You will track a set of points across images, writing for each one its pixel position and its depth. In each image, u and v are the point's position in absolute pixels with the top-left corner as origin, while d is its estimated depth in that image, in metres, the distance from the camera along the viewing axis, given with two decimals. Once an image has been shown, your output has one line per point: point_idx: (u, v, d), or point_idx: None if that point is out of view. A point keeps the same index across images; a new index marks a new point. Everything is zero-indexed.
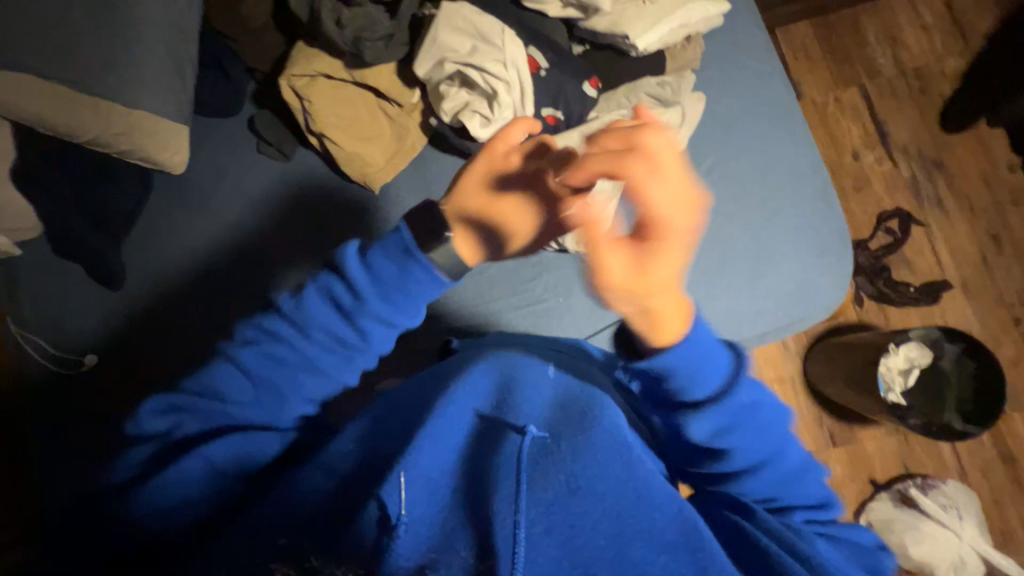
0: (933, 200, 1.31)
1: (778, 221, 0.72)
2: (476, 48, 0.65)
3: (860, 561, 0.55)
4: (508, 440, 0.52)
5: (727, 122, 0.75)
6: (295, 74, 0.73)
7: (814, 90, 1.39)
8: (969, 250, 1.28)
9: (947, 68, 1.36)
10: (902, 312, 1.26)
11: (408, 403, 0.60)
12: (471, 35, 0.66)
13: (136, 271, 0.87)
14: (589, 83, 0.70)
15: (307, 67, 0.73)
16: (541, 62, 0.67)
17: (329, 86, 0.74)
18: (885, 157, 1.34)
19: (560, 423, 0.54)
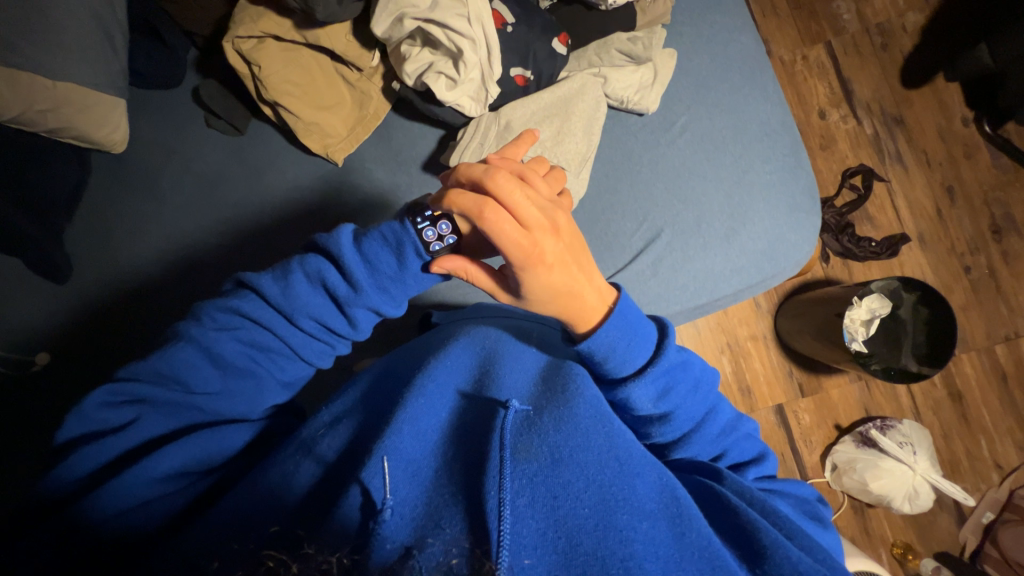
0: (894, 156, 1.35)
1: (750, 178, 0.72)
2: (438, 3, 0.59)
3: (801, 509, 0.61)
4: (492, 417, 0.53)
5: (699, 79, 0.73)
6: (239, 36, 0.66)
7: (782, 48, 1.39)
8: (925, 204, 1.34)
9: (909, 22, 1.36)
10: (863, 267, 1.32)
11: (387, 382, 0.61)
12: None
13: (86, 264, 0.81)
14: (558, 40, 0.66)
15: (253, 28, 0.66)
16: (507, 17, 0.63)
17: (279, 50, 0.68)
18: (850, 114, 1.37)
19: (542, 398, 0.56)
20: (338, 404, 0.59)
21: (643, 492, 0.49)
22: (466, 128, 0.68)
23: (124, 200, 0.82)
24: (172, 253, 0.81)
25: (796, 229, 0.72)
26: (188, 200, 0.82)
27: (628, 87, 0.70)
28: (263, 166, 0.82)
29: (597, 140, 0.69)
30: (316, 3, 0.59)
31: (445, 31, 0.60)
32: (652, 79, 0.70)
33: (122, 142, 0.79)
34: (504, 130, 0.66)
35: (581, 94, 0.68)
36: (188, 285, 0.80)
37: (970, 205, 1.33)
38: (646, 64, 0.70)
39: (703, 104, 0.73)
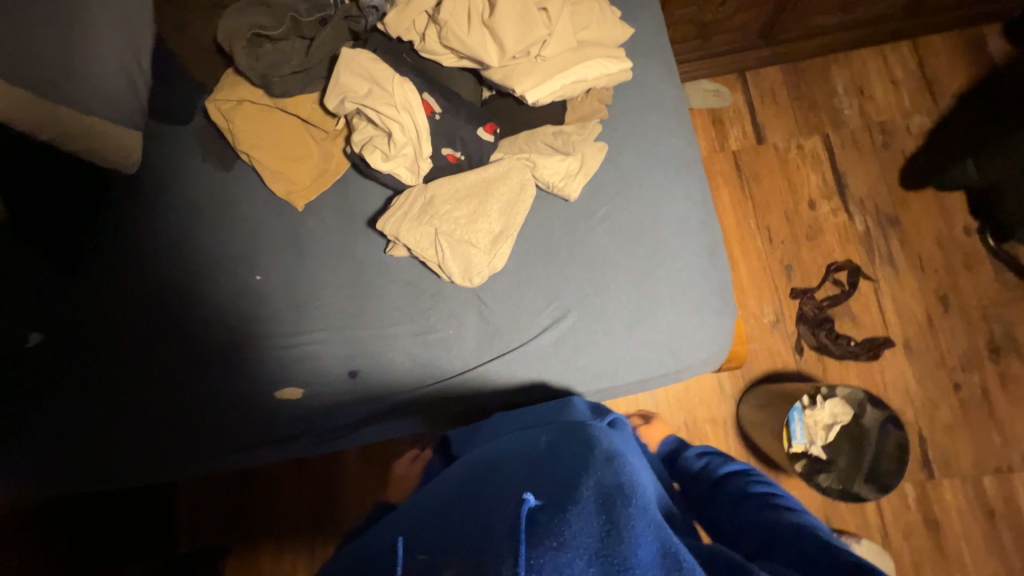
0: (884, 256, 1.31)
1: (659, 271, 0.74)
2: (371, 92, 0.70)
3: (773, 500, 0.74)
4: (504, 507, 0.50)
5: (625, 172, 0.78)
6: (220, 99, 0.81)
7: (778, 135, 1.40)
8: (914, 310, 1.27)
9: (913, 124, 1.34)
10: (839, 365, 1.27)
11: (428, 499, 0.61)
12: (370, 79, 0.71)
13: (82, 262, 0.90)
14: (485, 129, 0.75)
15: (231, 94, 0.80)
16: (436, 107, 0.73)
17: (256, 111, 0.81)
18: (841, 208, 1.34)
19: (549, 488, 0.52)
20: (400, 516, 0.60)
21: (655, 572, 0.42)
22: (399, 197, 0.75)
23: (115, 209, 0.93)
24: (156, 262, 0.89)
25: (702, 327, 0.74)
26: (171, 218, 0.91)
27: (553, 175, 0.75)
28: (239, 198, 0.91)
29: (519, 220, 0.75)
30: (275, 82, 0.78)
31: (378, 113, 0.71)
32: (577, 170, 0.75)
33: (134, 165, 0.92)
34: (427, 204, 0.74)
35: (505, 177, 0.74)
36: (151, 292, 0.88)
37: (966, 318, 1.25)
38: (572, 156, 0.75)
39: (626, 197, 0.77)
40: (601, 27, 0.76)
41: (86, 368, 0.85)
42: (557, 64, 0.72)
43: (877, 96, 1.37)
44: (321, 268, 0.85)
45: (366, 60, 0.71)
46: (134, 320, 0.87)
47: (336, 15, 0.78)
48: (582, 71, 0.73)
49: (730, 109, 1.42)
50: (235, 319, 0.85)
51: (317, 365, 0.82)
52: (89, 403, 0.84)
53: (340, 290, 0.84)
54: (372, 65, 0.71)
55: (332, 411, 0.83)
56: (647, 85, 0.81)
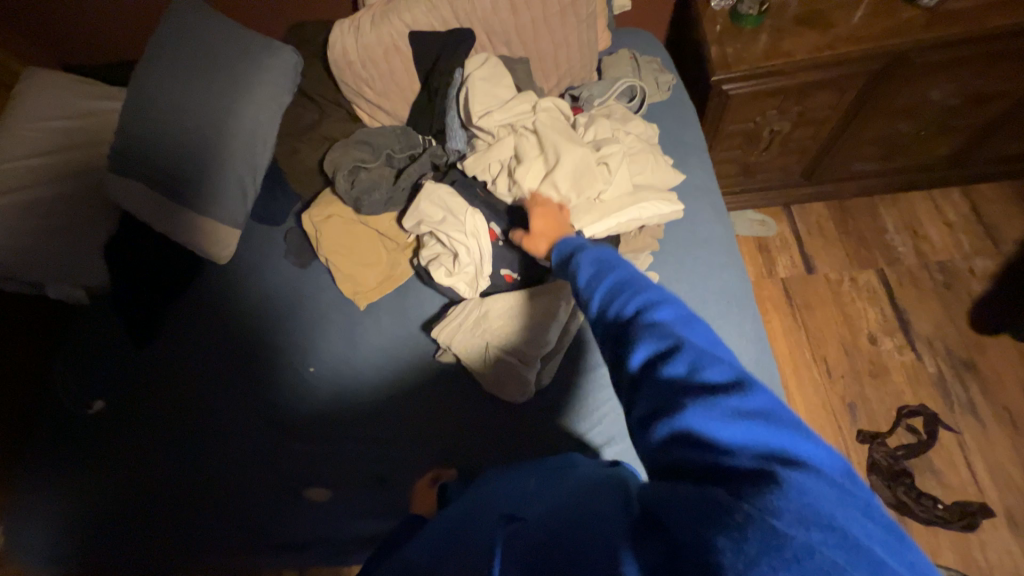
0: (964, 405, 1.18)
1: None
2: (445, 220, 0.79)
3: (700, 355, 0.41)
4: (488, 524, 0.48)
5: None
6: (314, 213, 0.93)
7: (828, 266, 1.40)
8: (1011, 472, 1.11)
9: (975, 267, 1.31)
10: (927, 532, 1.09)
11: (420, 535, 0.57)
12: (445, 208, 0.81)
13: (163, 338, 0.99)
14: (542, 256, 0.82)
15: (325, 209, 0.93)
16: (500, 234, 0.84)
17: (341, 225, 0.92)
18: (906, 346, 1.27)
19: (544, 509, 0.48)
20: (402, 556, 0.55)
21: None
22: (457, 306, 0.82)
23: (201, 292, 1.02)
24: (224, 342, 0.96)
25: None
26: (248, 304, 0.99)
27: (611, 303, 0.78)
28: (309, 291, 0.99)
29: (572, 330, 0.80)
30: (364, 202, 0.90)
31: (449, 238, 0.80)
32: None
33: (225, 257, 1.01)
34: (483, 317, 0.79)
35: (557, 300, 0.78)
36: (215, 370, 0.93)
37: None
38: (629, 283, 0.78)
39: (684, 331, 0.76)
40: (654, 175, 0.85)
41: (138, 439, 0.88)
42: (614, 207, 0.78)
43: (931, 236, 1.37)
44: (373, 367, 0.88)
45: (445, 194, 0.81)
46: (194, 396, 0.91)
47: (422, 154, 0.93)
48: (635, 214, 0.80)
49: (776, 238, 1.46)
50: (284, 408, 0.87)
51: (354, 466, 0.81)
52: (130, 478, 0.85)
53: (388, 390, 0.85)
54: (449, 197, 0.80)
55: (358, 518, 0.79)
56: (700, 224, 0.86)
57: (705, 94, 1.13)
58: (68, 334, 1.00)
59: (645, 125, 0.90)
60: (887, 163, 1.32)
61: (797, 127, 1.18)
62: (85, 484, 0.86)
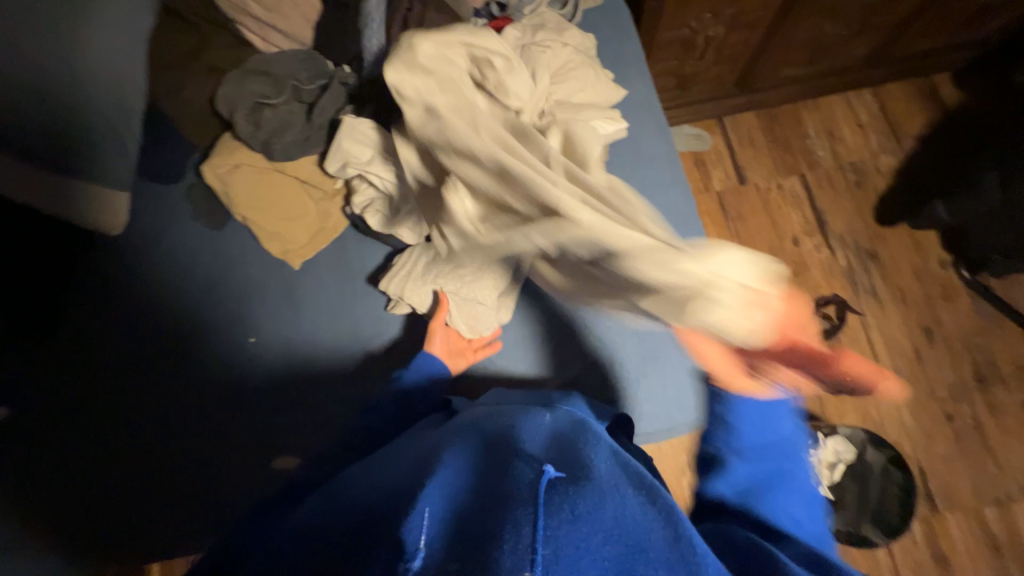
0: (868, 290, 1.35)
1: None
2: (372, 161, 0.72)
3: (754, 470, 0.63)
4: (514, 465, 0.41)
5: None
6: (217, 164, 0.80)
7: (758, 176, 1.46)
8: (901, 341, 1.31)
9: (882, 164, 1.42)
10: (836, 399, 1.28)
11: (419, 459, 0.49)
12: (370, 145, 0.72)
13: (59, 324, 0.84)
14: None
15: (229, 158, 0.80)
16: None
17: (253, 178, 0.80)
18: (824, 244, 1.39)
19: (565, 452, 0.44)
20: (385, 484, 0.49)
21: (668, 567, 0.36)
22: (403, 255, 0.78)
23: (92, 268, 0.87)
24: (142, 321, 0.84)
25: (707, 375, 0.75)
26: (159, 278, 0.87)
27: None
28: (231, 254, 0.87)
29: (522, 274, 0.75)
30: (273, 145, 0.78)
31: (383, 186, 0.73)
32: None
33: (120, 228, 0.86)
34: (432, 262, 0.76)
35: None
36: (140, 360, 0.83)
37: (951, 349, 1.29)
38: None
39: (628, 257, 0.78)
40: (595, 91, 0.80)
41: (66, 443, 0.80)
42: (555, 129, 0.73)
43: (847, 138, 1.45)
44: (325, 332, 0.83)
45: (371, 136, 0.72)
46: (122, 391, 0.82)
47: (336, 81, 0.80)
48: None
49: (711, 152, 1.48)
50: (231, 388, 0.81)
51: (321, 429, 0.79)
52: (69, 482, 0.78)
53: (343, 351, 0.82)
54: (371, 132, 0.71)
55: None
56: (641, 143, 0.84)
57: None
58: None
59: (580, 36, 0.84)
60: (811, 67, 1.35)
61: (730, 31, 1.14)
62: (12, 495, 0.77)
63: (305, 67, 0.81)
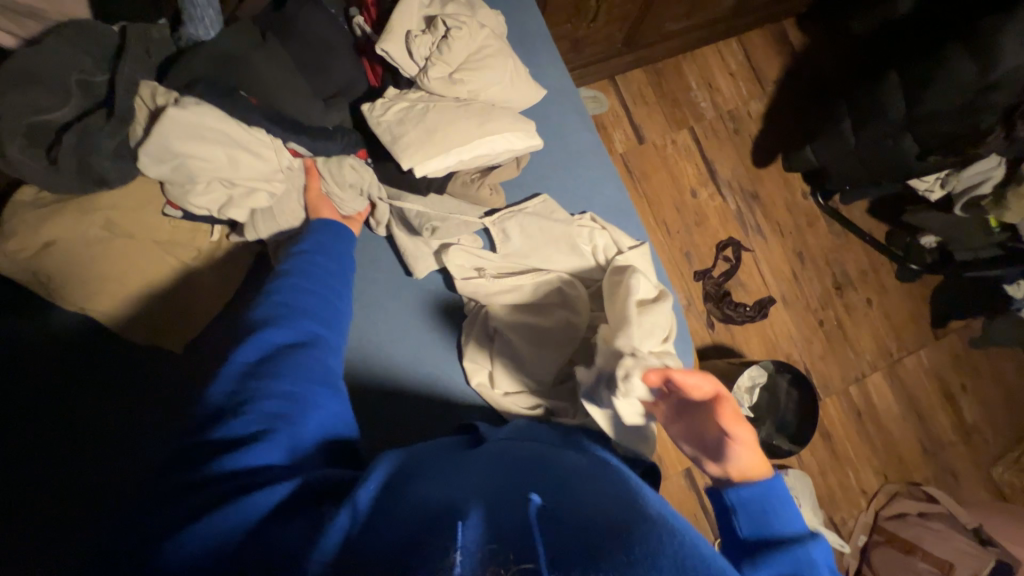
0: (754, 228, 1.52)
1: None
2: (225, 157, 0.64)
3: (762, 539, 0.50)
4: (546, 510, 0.42)
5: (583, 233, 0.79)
6: (13, 248, 0.63)
7: (654, 133, 1.51)
8: (783, 268, 1.52)
9: (752, 110, 1.55)
10: (742, 330, 1.47)
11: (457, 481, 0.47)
12: (219, 142, 0.63)
13: None
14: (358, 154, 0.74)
15: (32, 237, 0.63)
16: (304, 152, 0.72)
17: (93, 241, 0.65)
18: (716, 192, 1.52)
19: (602, 499, 0.45)
20: (420, 491, 0.46)
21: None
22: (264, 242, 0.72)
23: None
24: None
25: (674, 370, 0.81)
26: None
27: (524, 258, 0.77)
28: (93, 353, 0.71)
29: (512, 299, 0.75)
30: (104, 173, 0.64)
31: (240, 175, 0.66)
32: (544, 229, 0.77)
33: None
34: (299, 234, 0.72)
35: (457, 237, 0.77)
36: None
37: (817, 267, 1.54)
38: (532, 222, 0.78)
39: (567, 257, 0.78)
40: (501, 94, 0.73)
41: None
42: (461, 137, 0.69)
43: (722, 87, 1.55)
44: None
45: (213, 121, 0.62)
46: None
47: (129, 51, 0.64)
48: (488, 144, 0.71)
49: (609, 113, 1.48)
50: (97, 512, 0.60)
51: None
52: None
53: None
54: (213, 124, 0.62)
55: None
56: None
57: None
58: None
59: (491, 15, 0.76)
60: (688, 20, 1.37)
61: None
62: None
63: (88, 56, 0.65)
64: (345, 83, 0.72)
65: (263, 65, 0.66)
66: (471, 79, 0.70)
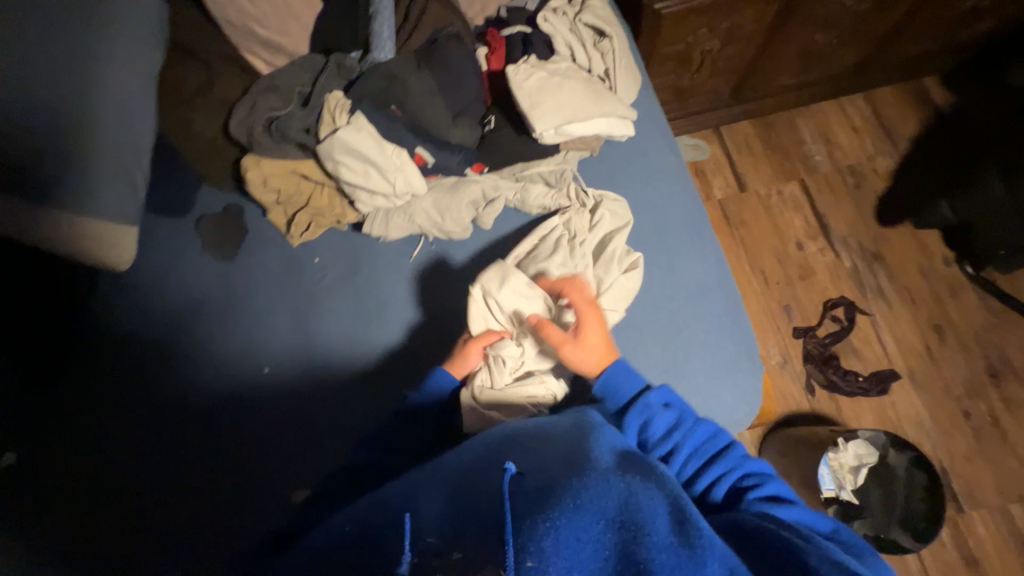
0: (876, 290, 1.35)
1: (684, 320, 0.78)
2: (366, 174, 0.73)
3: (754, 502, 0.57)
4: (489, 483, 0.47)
5: (657, 234, 0.82)
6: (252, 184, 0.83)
7: (758, 183, 1.48)
8: (913, 341, 1.31)
9: (878, 166, 1.44)
10: (852, 402, 1.28)
11: (450, 464, 0.56)
12: (363, 160, 0.73)
13: (85, 347, 0.86)
14: (472, 168, 0.81)
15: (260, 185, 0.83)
16: (427, 157, 0.77)
17: (283, 197, 0.84)
18: (828, 247, 1.40)
19: (551, 460, 0.48)
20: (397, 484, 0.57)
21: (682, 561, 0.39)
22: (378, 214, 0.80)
23: (111, 294, 0.89)
24: (161, 333, 0.86)
25: (730, 386, 0.75)
26: (161, 317, 0.87)
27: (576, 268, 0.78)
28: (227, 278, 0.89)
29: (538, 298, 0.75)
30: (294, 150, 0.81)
31: (368, 183, 0.73)
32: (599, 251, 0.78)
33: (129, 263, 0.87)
34: (410, 205, 0.78)
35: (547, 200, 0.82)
36: (134, 374, 0.84)
37: (962, 345, 1.29)
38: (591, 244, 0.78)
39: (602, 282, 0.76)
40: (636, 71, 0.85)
41: (41, 492, 0.78)
42: (577, 112, 0.75)
43: (842, 142, 1.48)
44: (327, 337, 0.83)
45: (362, 143, 0.71)
46: (99, 441, 0.80)
47: (326, 71, 0.80)
48: (591, 128, 0.76)
49: (710, 161, 1.50)
50: (224, 398, 0.81)
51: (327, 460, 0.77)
52: (21, 551, 0.74)
53: (351, 381, 0.80)
54: (361, 145, 0.71)
55: None
56: (654, 164, 0.85)
57: (637, 19, 1.09)
58: None
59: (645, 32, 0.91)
60: (804, 75, 1.38)
61: (726, 45, 1.18)
62: (36, 528, 0.75)
63: (306, 75, 0.82)
64: (470, 97, 0.79)
65: (418, 90, 0.75)
66: (609, 59, 0.81)
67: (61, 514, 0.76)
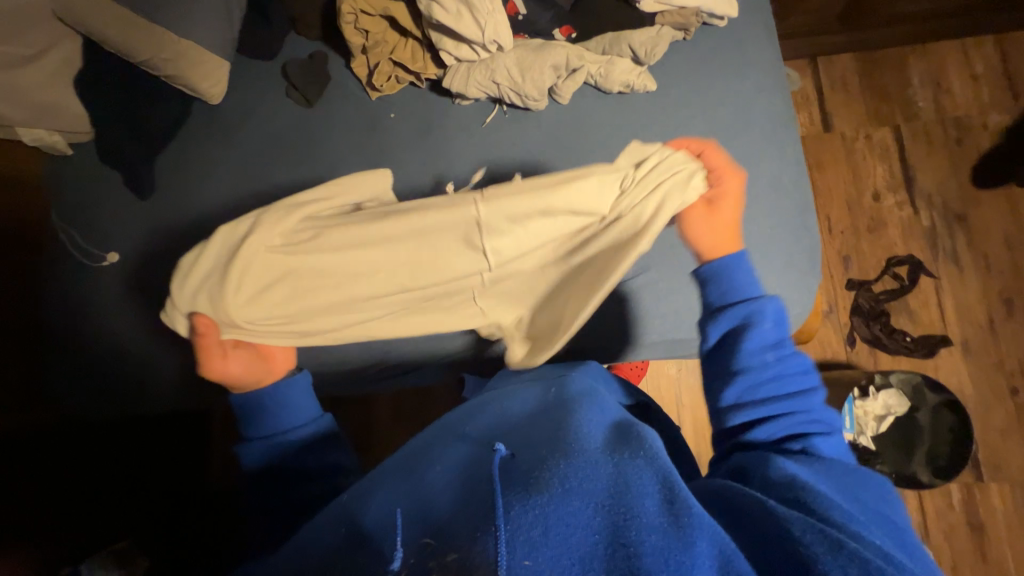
0: (949, 254, 1.28)
1: (752, 214, 0.76)
2: (459, 15, 0.72)
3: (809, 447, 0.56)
4: (475, 468, 0.48)
5: (737, 126, 0.79)
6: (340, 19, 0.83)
7: (846, 124, 1.37)
8: (976, 310, 1.24)
9: (989, 122, 1.31)
10: (893, 361, 1.24)
11: (432, 450, 0.56)
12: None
13: (172, 168, 0.95)
14: (560, 31, 0.80)
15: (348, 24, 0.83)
16: (520, 9, 0.77)
17: (367, 42, 0.85)
18: (907, 202, 1.31)
19: (535, 444, 0.49)
20: (379, 468, 0.58)
21: (668, 543, 0.39)
22: (459, 69, 0.80)
23: (198, 123, 0.96)
24: (240, 165, 0.93)
25: (785, 285, 0.75)
26: (244, 154, 0.94)
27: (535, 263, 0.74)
28: (303, 122, 0.93)
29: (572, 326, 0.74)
30: None
31: (459, 26, 0.72)
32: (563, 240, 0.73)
33: (216, 98, 0.92)
34: (492, 62, 0.78)
35: (630, 77, 0.79)
36: (213, 198, 0.93)
37: None
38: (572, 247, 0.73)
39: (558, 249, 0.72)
40: None
41: (133, 288, 0.90)
42: None
43: (954, 90, 1.34)
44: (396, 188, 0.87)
45: None
46: (183, 251, 0.91)
47: None
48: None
49: (797, 93, 1.39)
50: None
51: None
52: (124, 332, 0.89)
53: None
54: None
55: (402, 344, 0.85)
56: (749, 54, 0.81)
57: None
58: (61, 189, 0.94)
59: None
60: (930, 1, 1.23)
61: None
62: (134, 313, 0.89)
63: None
64: None
65: None
66: None
67: (151, 307, 0.89)
